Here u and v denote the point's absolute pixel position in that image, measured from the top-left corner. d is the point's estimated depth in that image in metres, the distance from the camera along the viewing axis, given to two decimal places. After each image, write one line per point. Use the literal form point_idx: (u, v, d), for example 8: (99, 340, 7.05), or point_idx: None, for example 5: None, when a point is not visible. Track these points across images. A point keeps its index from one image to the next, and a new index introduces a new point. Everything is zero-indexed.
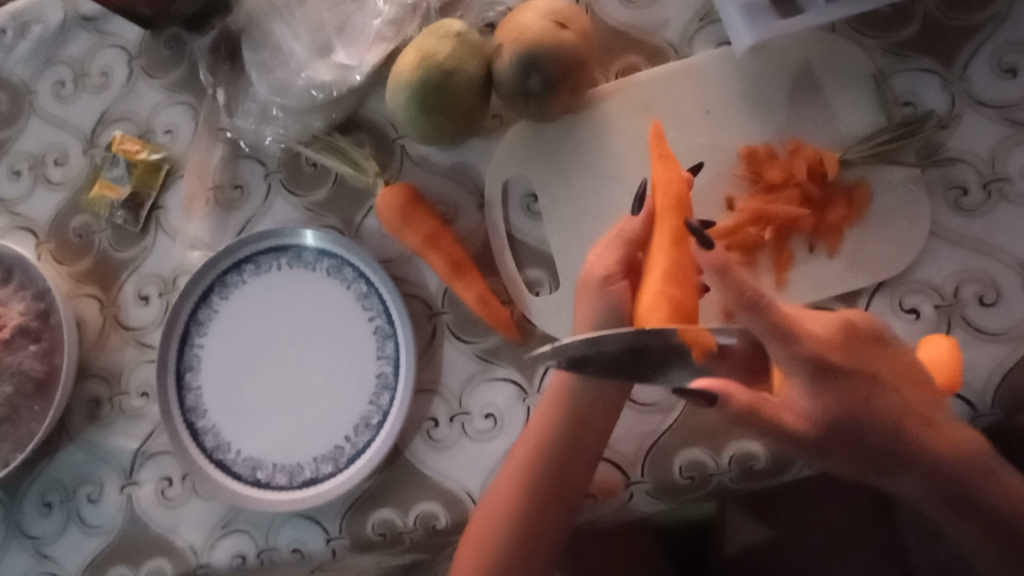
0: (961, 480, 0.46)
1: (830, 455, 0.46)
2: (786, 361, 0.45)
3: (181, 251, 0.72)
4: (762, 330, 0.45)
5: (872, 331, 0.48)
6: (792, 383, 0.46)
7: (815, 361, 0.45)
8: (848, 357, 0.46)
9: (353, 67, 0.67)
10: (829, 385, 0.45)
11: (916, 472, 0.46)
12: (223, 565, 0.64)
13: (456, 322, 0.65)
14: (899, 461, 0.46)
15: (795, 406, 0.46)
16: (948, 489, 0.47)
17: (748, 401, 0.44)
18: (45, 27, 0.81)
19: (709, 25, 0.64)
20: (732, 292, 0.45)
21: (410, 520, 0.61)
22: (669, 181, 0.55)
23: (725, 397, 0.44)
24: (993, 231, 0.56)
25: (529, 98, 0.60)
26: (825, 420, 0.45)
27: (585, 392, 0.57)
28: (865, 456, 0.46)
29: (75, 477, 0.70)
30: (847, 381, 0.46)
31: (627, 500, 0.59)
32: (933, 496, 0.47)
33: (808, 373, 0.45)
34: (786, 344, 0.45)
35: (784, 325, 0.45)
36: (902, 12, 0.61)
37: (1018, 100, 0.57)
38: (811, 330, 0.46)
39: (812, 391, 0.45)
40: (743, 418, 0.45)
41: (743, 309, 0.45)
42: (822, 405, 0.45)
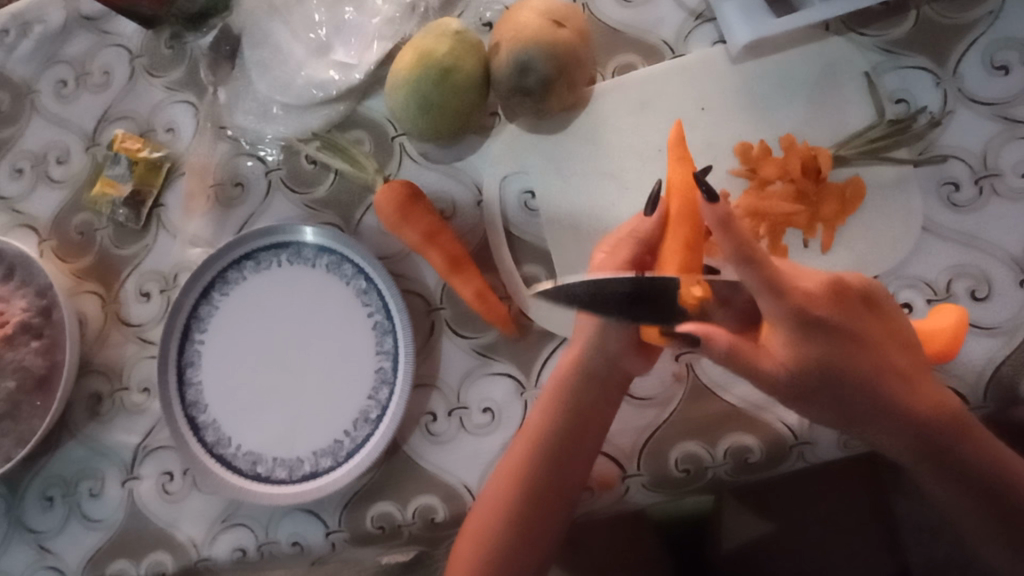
0: (940, 438, 0.50)
1: (810, 403, 0.50)
2: (771, 314, 0.47)
3: (181, 248, 0.73)
4: (754, 283, 0.46)
5: (862, 293, 0.50)
6: (776, 336, 0.48)
7: (799, 312, 0.46)
8: (835, 313, 0.47)
9: (352, 65, 0.70)
10: (814, 339, 0.47)
11: (896, 433, 0.50)
12: (224, 559, 0.65)
13: (455, 318, 0.65)
14: (880, 418, 0.49)
15: (777, 354, 0.48)
16: (929, 448, 0.50)
17: (730, 343, 0.48)
18: (48, 26, 0.82)
19: (704, 24, 0.65)
20: (732, 246, 0.46)
21: (409, 513, 0.62)
22: (686, 184, 0.54)
23: (707, 341, 0.48)
24: (986, 226, 0.56)
25: (527, 96, 0.60)
26: (805, 368, 0.48)
27: (585, 386, 0.58)
28: (846, 411, 0.50)
29: (76, 471, 0.71)
30: (831, 335, 0.47)
31: (623, 494, 0.60)
32: (914, 453, 0.50)
33: (791, 324, 0.47)
34: (776, 298, 0.46)
35: (773, 279, 0.46)
36: (895, 10, 0.61)
37: (1010, 96, 0.58)
38: (800, 285, 0.47)
39: (794, 341, 0.47)
40: (724, 357, 0.49)
41: (740, 263, 0.46)
42: (804, 355, 0.47)
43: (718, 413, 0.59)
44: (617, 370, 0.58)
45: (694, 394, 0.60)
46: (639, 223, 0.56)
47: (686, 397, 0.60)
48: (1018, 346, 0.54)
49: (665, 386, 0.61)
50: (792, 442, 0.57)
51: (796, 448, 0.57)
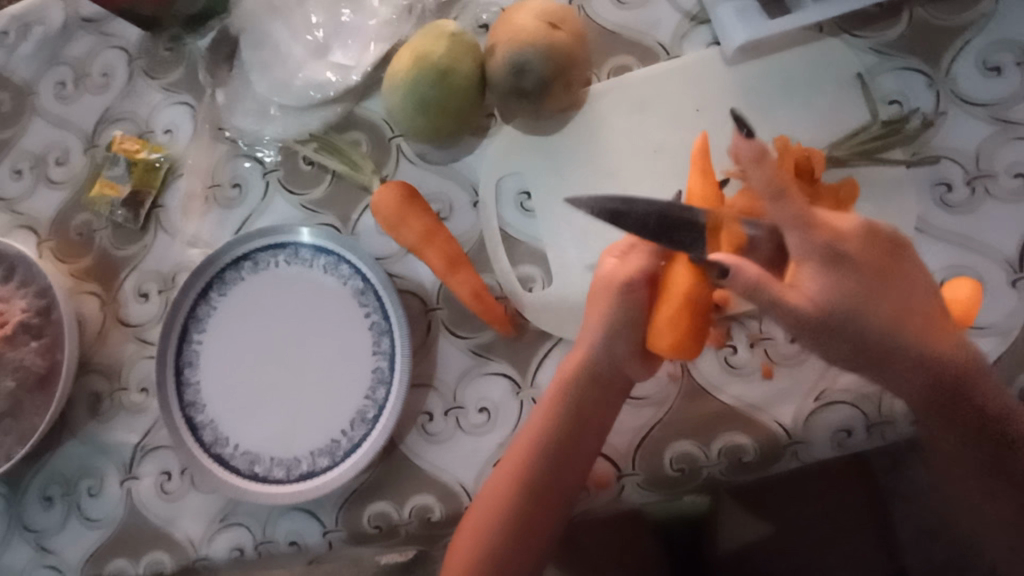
0: (957, 381, 0.48)
1: (830, 346, 0.47)
2: (800, 248, 0.46)
3: (181, 248, 0.73)
4: (785, 218, 0.46)
5: (888, 238, 0.49)
6: (805, 272, 0.46)
7: (830, 247, 0.46)
8: (863, 251, 0.46)
9: (349, 66, 0.70)
10: (842, 273, 0.46)
11: (916, 375, 0.48)
12: (222, 558, 0.65)
13: (451, 318, 0.66)
14: (903, 360, 0.47)
15: (806, 289, 0.46)
16: (945, 392, 0.48)
17: (758, 274, 0.45)
18: (48, 28, 0.82)
19: (699, 26, 0.66)
20: (763, 179, 0.47)
21: (406, 512, 0.62)
22: (706, 191, 0.53)
23: (736, 271, 0.45)
24: (979, 226, 0.57)
25: (524, 97, 0.61)
26: (835, 305, 0.45)
27: (583, 387, 0.58)
28: (869, 353, 0.47)
29: (76, 470, 0.71)
30: (858, 270, 0.46)
31: (619, 493, 0.60)
32: (930, 396, 0.49)
33: (822, 258, 0.45)
34: (805, 233, 0.46)
35: (804, 214, 0.46)
36: (889, 12, 0.62)
37: (1004, 98, 0.58)
38: (832, 224, 0.47)
39: (824, 275, 0.46)
40: (750, 291, 0.45)
41: (771, 197, 0.47)
42: (834, 290, 0.45)
43: (711, 413, 0.59)
44: (618, 373, 0.58)
45: (689, 396, 0.60)
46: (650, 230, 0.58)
47: (681, 398, 0.60)
48: (1011, 345, 0.54)
49: (660, 386, 0.61)
50: (786, 441, 0.57)
51: (792, 446, 0.56)
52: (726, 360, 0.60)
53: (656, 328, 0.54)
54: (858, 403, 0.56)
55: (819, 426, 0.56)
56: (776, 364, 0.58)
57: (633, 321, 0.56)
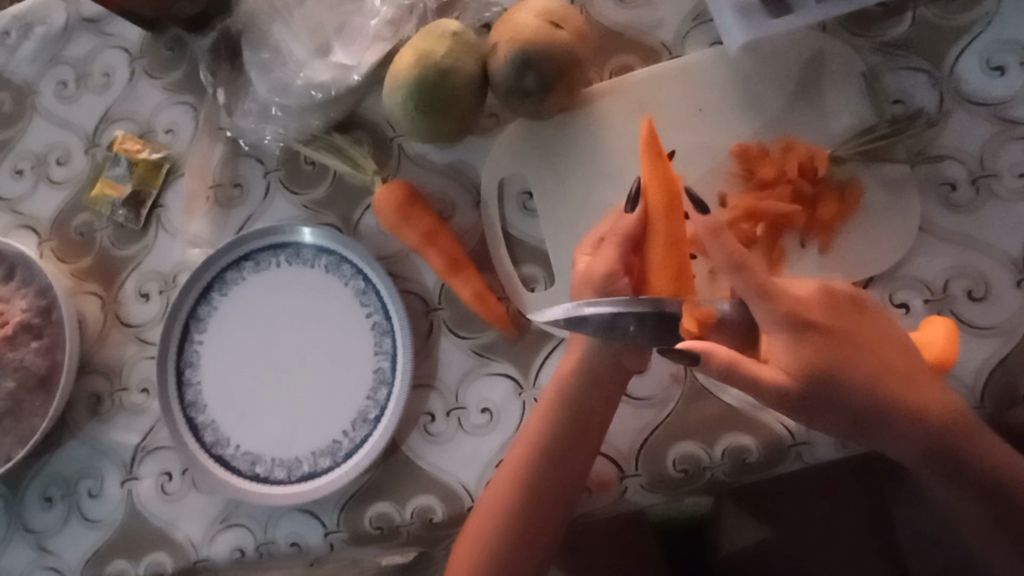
0: (942, 435, 0.49)
1: (817, 418, 0.49)
2: (768, 320, 0.48)
3: (182, 248, 0.73)
4: (748, 290, 0.49)
5: (852, 298, 0.51)
6: (775, 341, 0.48)
7: (793, 317, 0.48)
8: (827, 317, 0.49)
9: (352, 66, 0.68)
10: (810, 342, 0.48)
11: (903, 434, 0.49)
12: (223, 559, 0.65)
13: (453, 318, 0.65)
14: (883, 423, 0.49)
15: (779, 361, 0.48)
16: (935, 448, 0.49)
17: (728, 357, 0.47)
18: (49, 28, 0.82)
19: (702, 25, 0.65)
20: (722, 254, 0.49)
21: (407, 513, 0.62)
22: (667, 187, 0.55)
23: (706, 356, 0.47)
24: (983, 225, 0.56)
25: (525, 97, 0.61)
26: (810, 376, 0.47)
27: (584, 390, 0.58)
28: (849, 422, 0.49)
29: (76, 471, 0.71)
30: (827, 336, 0.48)
31: (621, 494, 0.60)
32: (921, 454, 0.49)
33: (788, 329, 0.48)
34: (767, 303, 0.48)
35: (766, 284, 0.48)
36: (892, 11, 0.61)
37: (1007, 97, 0.58)
38: (792, 291, 0.49)
39: (795, 345, 0.48)
40: (723, 375, 0.47)
41: (730, 270, 0.49)
42: (805, 361, 0.47)
43: (714, 414, 0.59)
44: (616, 368, 0.58)
45: (692, 397, 0.59)
46: (618, 220, 0.57)
47: (684, 400, 0.60)
48: (1016, 346, 0.54)
49: (663, 387, 0.61)
50: (790, 442, 0.56)
51: (795, 448, 0.56)
52: None
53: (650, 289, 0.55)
54: None
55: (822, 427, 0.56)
56: None
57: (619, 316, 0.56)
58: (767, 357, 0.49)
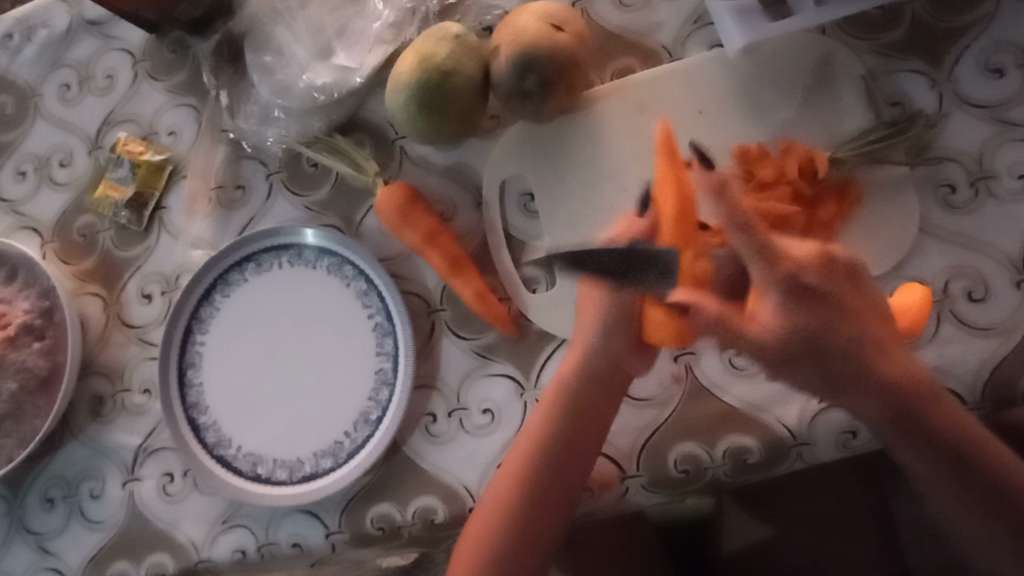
0: (912, 400, 0.49)
1: (792, 366, 0.51)
2: (762, 280, 0.49)
3: (184, 249, 0.73)
4: (748, 250, 0.50)
5: (849, 269, 0.52)
6: (766, 302, 0.49)
7: (790, 279, 0.48)
8: (824, 282, 0.49)
9: (353, 69, 0.69)
10: (802, 304, 0.48)
11: (878, 396, 0.48)
12: (225, 560, 0.65)
13: (455, 318, 0.66)
14: (858, 382, 0.49)
15: (764, 320, 0.49)
16: (904, 414, 0.49)
17: (719, 309, 0.50)
18: (52, 30, 0.83)
19: (702, 27, 0.66)
20: (723, 210, 0.52)
21: (409, 514, 0.62)
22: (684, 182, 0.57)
23: (697, 307, 0.50)
24: (982, 226, 0.57)
25: (527, 99, 0.61)
26: (793, 334, 0.48)
27: (585, 388, 0.59)
28: (827, 376, 0.49)
29: (78, 472, 0.71)
30: (817, 300, 0.48)
31: (622, 494, 0.61)
32: (889, 419, 0.49)
33: (782, 290, 0.48)
34: (766, 264, 0.49)
35: (768, 247, 0.50)
36: (891, 15, 0.62)
37: (1005, 98, 0.58)
38: (792, 254, 0.50)
39: (783, 308, 0.48)
40: (714, 322, 0.51)
41: (734, 228, 0.51)
42: (792, 321, 0.48)
43: (714, 413, 0.59)
44: (618, 370, 0.59)
45: (693, 395, 0.60)
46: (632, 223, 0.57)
47: (685, 398, 0.60)
48: (1015, 345, 0.54)
49: (665, 387, 0.61)
50: (790, 442, 0.58)
51: (795, 447, 0.57)
52: (730, 361, 0.59)
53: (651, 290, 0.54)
54: None
55: (821, 428, 0.57)
56: None
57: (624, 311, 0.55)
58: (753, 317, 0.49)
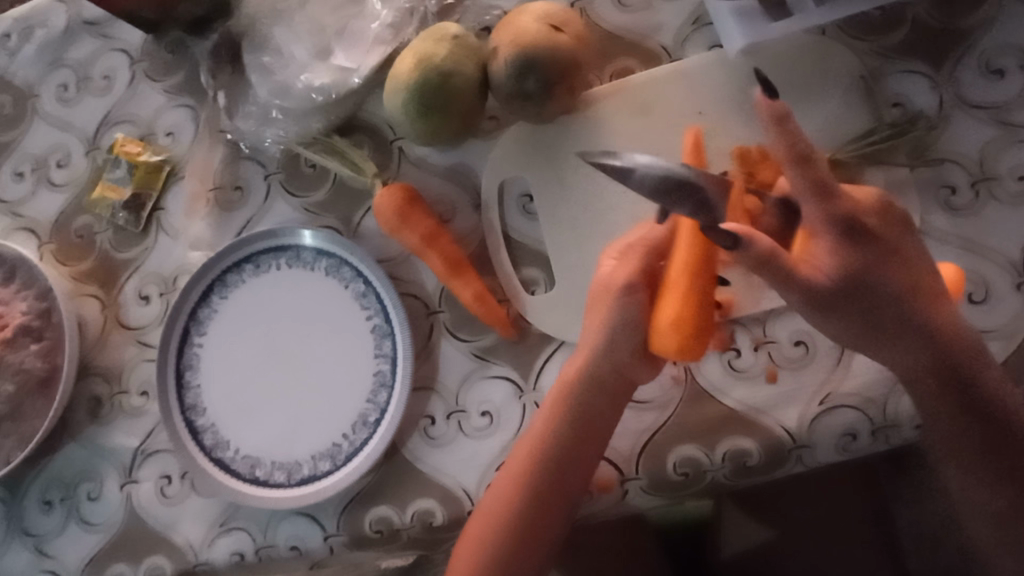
0: (953, 353, 0.50)
1: (840, 313, 0.50)
2: (819, 218, 0.49)
3: (182, 250, 0.73)
4: (804, 185, 0.49)
5: (903, 219, 0.52)
6: (818, 243, 0.49)
7: (848, 220, 0.49)
8: (877, 226, 0.50)
9: (352, 69, 0.68)
10: (857, 245, 0.49)
11: (919, 345, 0.50)
12: (223, 563, 0.65)
13: (454, 320, 0.65)
14: (901, 327, 0.50)
15: (817, 261, 0.49)
16: (945, 365, 0.50)
17: (769, 247, 0.47)
18: (50, 30, 0.82)
19: (702, 28, 0.65)
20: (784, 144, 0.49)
21: (407, 517, 0.62)
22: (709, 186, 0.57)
23: (749, 240, 0.47)
24: (983, 229, 0.57)
25: (526, 100, 0.61)
26: (849, 274, 0.48)
27: (586, 391, 0.58)
28: (870, 321, 0.50)
29: (76, 474, 0.71)
30: (872, 241, 0.49)
31: (622, 496, 0.60)
32: (927, 371, 0.50)
33: (838, 231, 0.48)
34: (822, 201, 0.49)
35: (827, 184, 0.49)
36: (892, 16, 0.62)
37: (1007, 100, 0.58)
38: (851, 196, 0.50)
39: (836, 247, 0.48)
40: (761, 258, 0.47)
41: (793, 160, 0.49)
42: (848, 262, 0.48)
43: (716, 416, 0.59)
44: (619, 377, 0.58)
45: (695, 398, 0.59)
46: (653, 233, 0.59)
47: (686, 401, 0.60)
48: (1016, 348, 0.54)
49: (665, 390, 0.60)
50: (791, 445, 0.56)
51: (796, 450, 0.56)
52: (730, 363, 0.59)
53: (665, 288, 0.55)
54: (865, 407, 0.55)
55: (824, 429, 0.56)
56: (781, 368, 0.58)
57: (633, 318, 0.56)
58: (805, 257, 0.49)
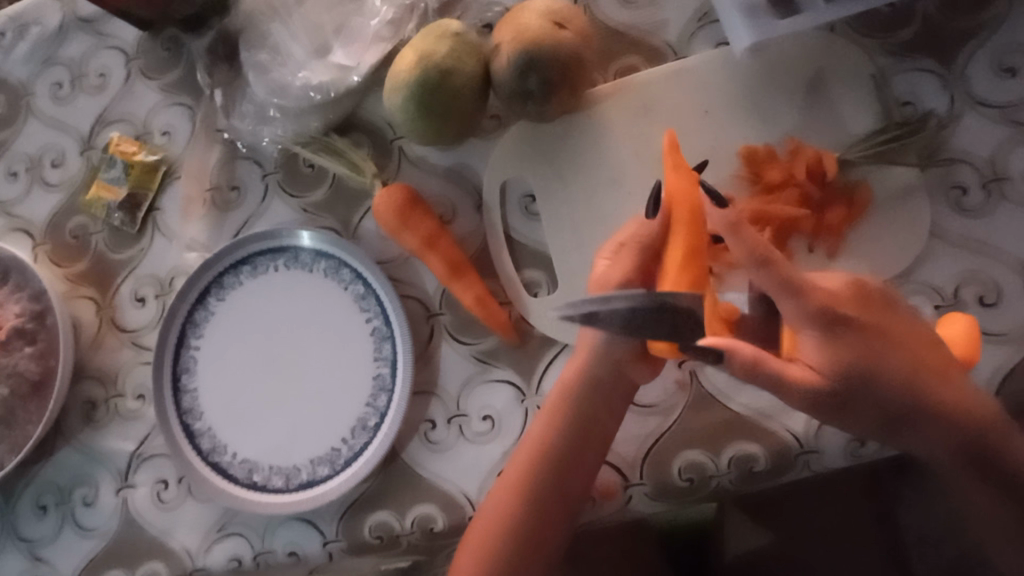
0: (972, 431, 0.46)
1: (853, 418, 0.48)
2: (797, 315, 0.47)
3: (178, 251, 0.72)
4: (771, 286, 0.48)
5: (880, 292, 0.51)
6: (805, 337, 0.47)
7: (825, 312, 0.47)
8: (860, 312, 0.48)
9: (351, 67, 0.67)
10: (841, 337, 0.46)
11: (941, 434, 0.47)
12: (220, 569, 0.64)
13: (454, 323, 0.64)
14: (917, 421, 0.47)
15: (807, 358, 0.47)
16: (977, 450, 0.46)
17: (752, 354, 0.45)
18: (44, 28, 0.81)
19: (707, 26, 0.64)
20: (746, 250, 0.48)
21: (407, 522, 0.61)
22: (693, 215, 0.52)
23: (729, 354, 0.45)
24: (995, 230, 0.55)
25: (528, 99, 0.59)
26: (840, 370, 0.46)
27: (587, 395, 0.57)
28: (884, 418, 0.48)
29: (71, 479, 0.70)
30: (860, 333, 0.47)
31: (626, 503, 0.59)
32: (958, 459, 0.46)
33: (819, 325, 0.46)
34: (795, 297, 0.47)
35: (794, 279, 0.47)
36: (901, 13, 0.60)
37: (1020, 99, 0.57)
38: (824, 286, 0.49)
39: (824, 342, 0.46)
40: (747, 369, 0.46)
41: (755, 265, 0.48)
42: (835, 359, 0.46)
43: (718, 421, 0.58)
44: (621, 378, 0.57)
45: (699, 402, 0.59)
46: (640, 226, 0.56)
47: (689, 406, 0.59)
48: None
49: (667, 395, 0.60)
50: (797, 450, 0.56)
51: (801, 456, 0.56)
52: None
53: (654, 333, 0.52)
54: None
55: (830, 435, 0.55)
56: None
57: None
58: (793, 355, 0.48)
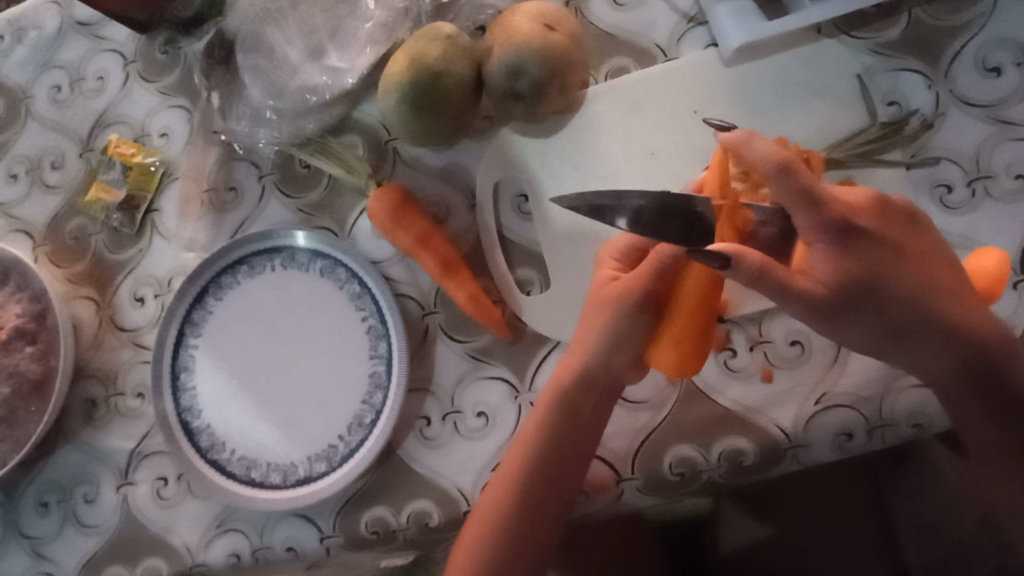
0: (983, 351, 0.51)
1: (844, 321, 0.49)
2: (811, 226, 0.47)
3: (177, 251, 0.73)
4: (789, 196, 0.47)
5: (906, 212, 0.51)
6: (815, 249, 0.48)
7: (842, 225, 0.47)
8: (874, 223, 0.49)
9: (343, 70, 0.69)
10: (852, 250, 0.48)
11: (946, 351, 0.50)
12: (219, 565, 0.65)
13: (448, 322, 0.65)
14: (930, 338, 0.50)
15: (813, 270, 0.48)
16: (976, 363, 0.51)
17: (759, 262, 0.45)
18: (43, 32, 0.82)
19: (696, 27, 0.65)
20: (767, 157, 0.48)
21: (402, 518, 0.62)
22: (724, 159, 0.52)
23: (737, 259, 0.45)
24: (979, 227, 0.56)
25: (518, 99, 0.61)
26: (845, 281, 0.47)
27: (575, 394, 0.57)
28: (887, 329, 0.50)
29: (73, 477, 0.71)
30: (869, 245, 0.48)
31: (618, 496, 0.60)
32: (959, 371, 0.51)
33: (835, 236, 0.47)
34: (811, 208, 0.47)
35: (811, 188, 0.47)
36: (887, 12, 0.61)
37: (1004, 98, 0.58)
38: (842, 199, 0.49)
39: (834, 254, 0.48)
40: (755, 276, 0.46)
41: (776, 170, 0.48)
42: (843, 271, 0.47)
43: (711, 416, 0.58)
44: (611, 378, 0.57)
45: (687, 400, 0.59)
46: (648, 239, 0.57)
47: (678, 402, 0.60)
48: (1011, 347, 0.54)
49: (658, 390, 0.60)
50: (786, 444, 0.56)
51: (790, 450, 0.56)
52: (726, 364, 0.59)
53: (659, 347, 0.54)
54: (858, 405, 0.55)
55: (820, 428, 0.55)
56: (776, 367, 0.58)
57: (632, 332, 0.55)
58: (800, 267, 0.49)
